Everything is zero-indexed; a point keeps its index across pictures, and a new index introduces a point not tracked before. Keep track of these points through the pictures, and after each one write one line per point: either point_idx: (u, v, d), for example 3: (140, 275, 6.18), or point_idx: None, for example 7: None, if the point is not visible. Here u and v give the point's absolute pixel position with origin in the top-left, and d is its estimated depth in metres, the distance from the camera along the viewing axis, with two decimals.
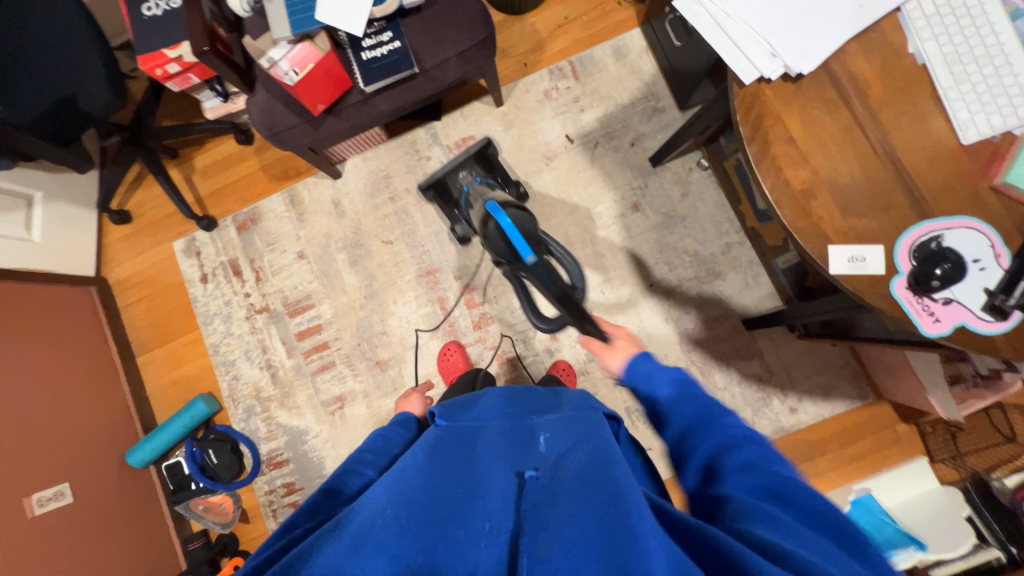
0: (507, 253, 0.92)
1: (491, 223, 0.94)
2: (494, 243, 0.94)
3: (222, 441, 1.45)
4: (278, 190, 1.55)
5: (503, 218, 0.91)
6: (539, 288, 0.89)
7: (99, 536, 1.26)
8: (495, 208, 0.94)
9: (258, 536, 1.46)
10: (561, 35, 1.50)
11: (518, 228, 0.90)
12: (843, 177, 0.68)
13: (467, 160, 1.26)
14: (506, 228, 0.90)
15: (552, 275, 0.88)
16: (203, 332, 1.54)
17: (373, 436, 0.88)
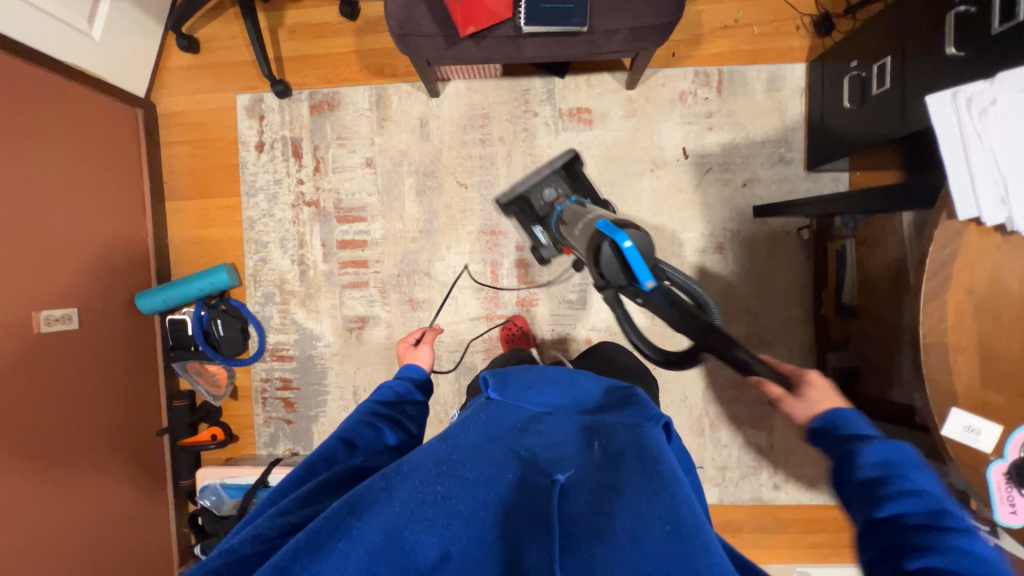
0: (623, 277, 0.78)
1: (606, 245, 0.77)
2: (608, 267, 0.77)
3: (233, 315, 1.42)
4: (366, 83, 1.41)
5: (627, 243, 0.75)
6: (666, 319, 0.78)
7: (93, 367, 1.25)
8: (608, 228, 0.78)
9: (241, 416, 1.48)
10: (723, 38, 1.36)
11: (640, 251, 0.76)
12: (1000, 347, 0.66)
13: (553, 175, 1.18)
14: (629, 255, 0.75)
15: (679, 306, 0.76)
16: (243, 202, 1.45)
17: (385, 388, 0.92)
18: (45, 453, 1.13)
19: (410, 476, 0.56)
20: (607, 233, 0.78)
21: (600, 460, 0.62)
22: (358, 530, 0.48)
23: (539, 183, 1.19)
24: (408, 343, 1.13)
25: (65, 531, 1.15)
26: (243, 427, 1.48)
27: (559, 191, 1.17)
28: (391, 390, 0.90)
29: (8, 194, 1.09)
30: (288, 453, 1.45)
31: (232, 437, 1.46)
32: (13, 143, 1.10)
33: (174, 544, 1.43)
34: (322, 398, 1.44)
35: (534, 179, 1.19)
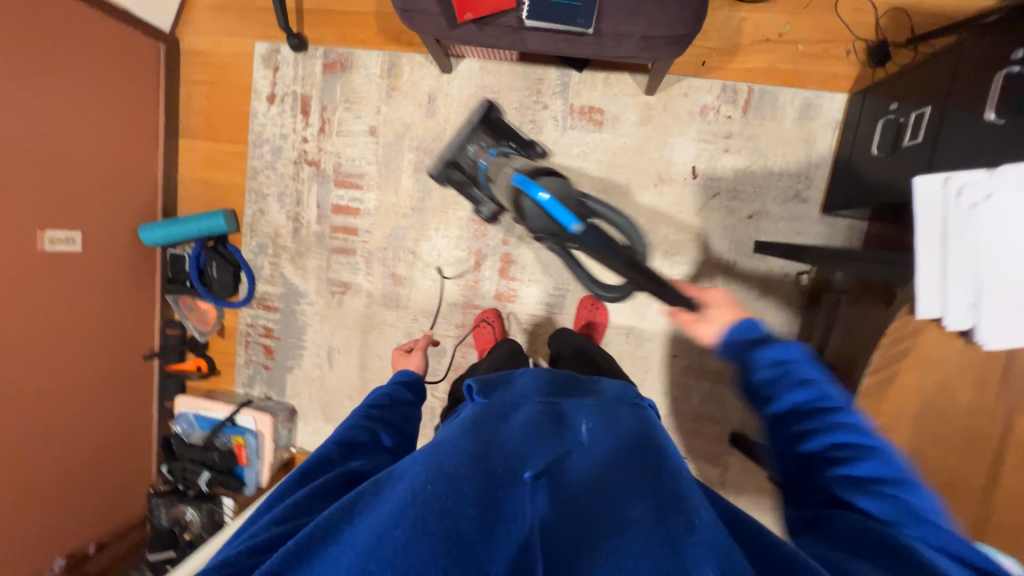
0: (552, 225, 0.81)
1: (525, 200, 0.82)
2: (534, 220, 0.83)
3: (227, 260, 1.48)
4: (381, 49, 1.38)
5: (542, 195, 0.80)
6: (598, 257, 0.83)
7: (94, 288, 1.34)
8: (524, 183, 0.82)
9: (225, 354, 1.57)
10: (762, 52, 1.24)
11: (559, 200, 0.80)
12: None
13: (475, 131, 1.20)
14: (547, 206, 0.79)
15: (606, 242, 0.81)
16: (250, 151, 1.48)
17: (376, 392, 0.84)
18: (41, 359, 1.23)
19: (400, 480, 0.57)
20: (524, 188, 0.82)
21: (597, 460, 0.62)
22: (346, 541, 0.50)
23: (463, 141, 1.19)
24: (401, 351, 1.21)
25: (54, 430, 1.26)
26: (226, 365, 1.57)
27: (481, 145, 1.17)
28: (382, 392, 0.85)
29: (24, 115, 1.14)
30: (262, 396, 1.55)
31: (215, 372, 1.57)
32: (35, 66, 1.14)
33: (154, 458, 1.56)
34: (298, 352, 1.51)
35: (458, 140, 1.19)
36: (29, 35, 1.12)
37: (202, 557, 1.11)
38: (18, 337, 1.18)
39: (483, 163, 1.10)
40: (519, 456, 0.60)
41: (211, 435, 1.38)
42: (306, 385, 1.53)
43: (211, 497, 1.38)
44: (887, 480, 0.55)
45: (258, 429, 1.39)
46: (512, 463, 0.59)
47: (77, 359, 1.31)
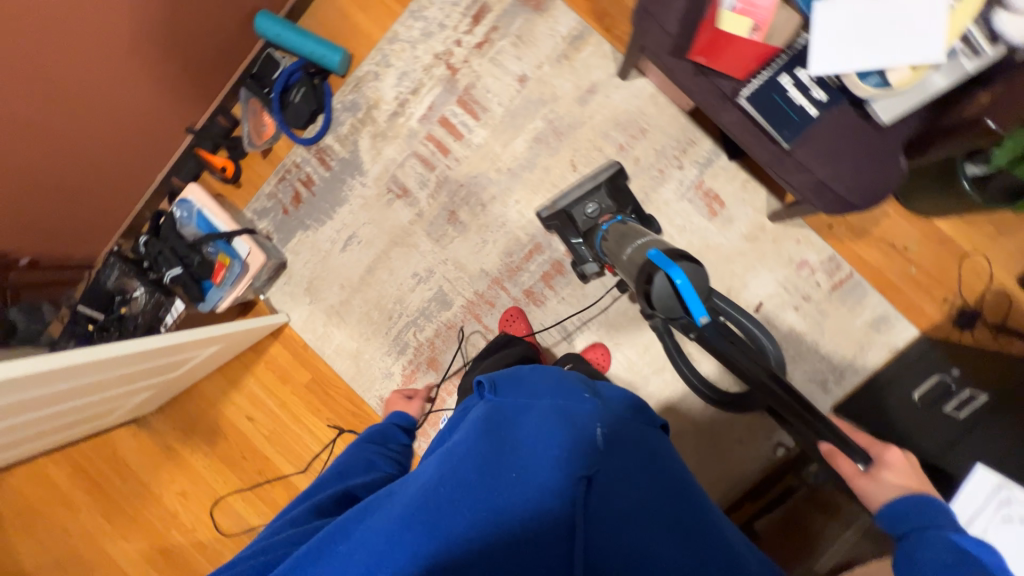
0: (678, 308, 0.83)
1: (659, 278, 0.83)
2: (663, 300, 0.84)
3: (315, 95, 1.42)
4: (579, 15, 1.33)
5: (680, 281, 0.81)
6: (717, 350, 0.84)
7: (184, 34, 1.25)
8: (662, 261, 0.83)
9: (255, 174, 1.50)
10: (881, 250, 1.28)
11: (695, 286, 0.82)
12: None
13: (597, 189, 1.22)
14: (682, 290, 0.81)
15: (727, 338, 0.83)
16: (403, 16, 1.41)
17: (376, 427, 0.86)
18: (94, 68, 1.13)
19: (413, 480, 0.61)
20: (661, 265, 0.84)
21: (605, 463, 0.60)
22: (360, 534, 0.55)
23: (583, 197, 1.22)
24: (402, 394, 1.23)
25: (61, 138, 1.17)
26: (249, 183, 1.51)
27: (601, 208, 1.21)
28: (374, 426, 0.87)
29: None
30: (264, 233, 1.49)
31: (235, 183, 1.50)
32: None
33: (131, 216, 1.50)
34: (324, 218, 1.47)
35: (578, 193, 1.22)
36: None
37: (151, 344, 1.09)
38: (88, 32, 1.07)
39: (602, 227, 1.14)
40: (526, 454, 0.59)
41: (203, 239, 1.31)
42: (310, 250, 1.48)
43: (167, 292, 1.31)
44: None
45: (247, 261, 1.34)
46: (521, 462, 0.58)
47: (126, 88, 1.22)
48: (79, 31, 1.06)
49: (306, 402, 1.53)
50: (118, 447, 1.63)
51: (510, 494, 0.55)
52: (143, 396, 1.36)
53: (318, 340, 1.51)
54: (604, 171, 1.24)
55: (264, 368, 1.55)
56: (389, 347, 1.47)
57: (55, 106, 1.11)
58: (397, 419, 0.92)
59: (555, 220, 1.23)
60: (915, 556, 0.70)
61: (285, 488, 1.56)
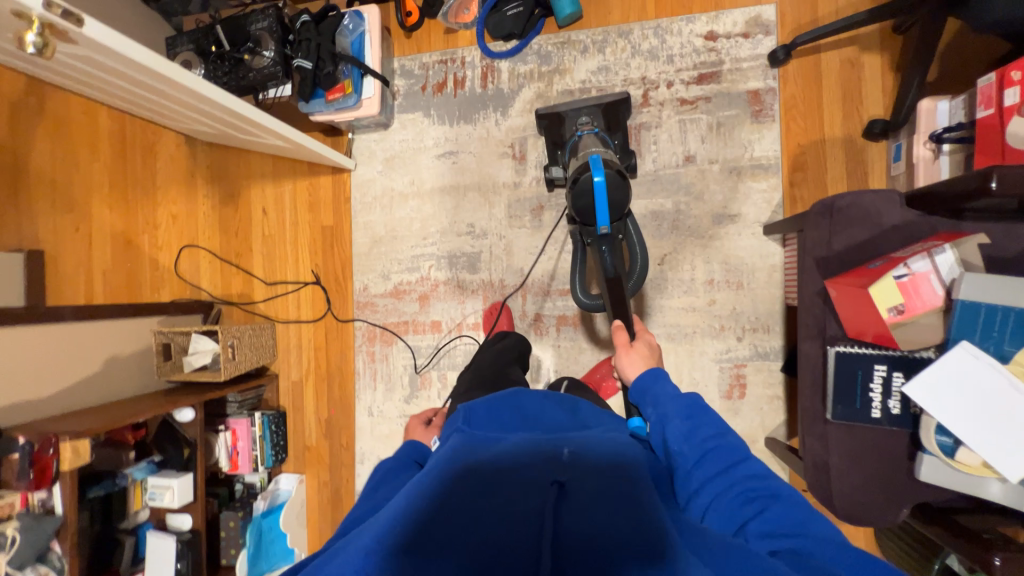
0: (588, 214, 1.02)
1: (586, 178, 0.99)
2: (582, 194, 1.00)
3: (525, 23, 1.39)
4: (780, 153, 1.27)
5: (599, 180, 0.98)
6: (604, 261, 1.06)
7: None
8: (594, 163, 0.99)
9: (428, 40, 1.50)
10: None
11: (608, 193, 1.00)
12: None
13: (593, 108, 1.24)
14: (597, 192, 0.98)
15: (613, 255, 1.05)
16: (648, 23, 1.35)
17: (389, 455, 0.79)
18: None
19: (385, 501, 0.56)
20: (590, 166, 0.99)
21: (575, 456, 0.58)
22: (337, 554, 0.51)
23: (579, 109, 1.25)
24: (423, 420, 1.10)
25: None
26: (416, 42, 1.50)
27: (592, 121, 1.24)
28: (386, 465, 0.76)
29: None
30: (393, 90, 1.51)
31: (407, 32, 1.50)
32: None
33: None
34: (445, 121, 1.47)
35: (577, 104, 1.26)
36: None
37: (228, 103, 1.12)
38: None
39: (580, 134, 1.20)
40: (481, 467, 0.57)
41: (347, 58, 1.32)
42: (413, 133, 1.50)
43: (287, 71, 1.33)
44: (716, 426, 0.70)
45: (363, 102, 1.36)
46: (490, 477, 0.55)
47: None
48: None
49: (312, 237, 1.60)
50: (158, 144, 1.74)
51: (485, 506, 0.53)
52: (204, 127, 1.42)
53: (360, 203, 1.55)
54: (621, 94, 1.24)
55: (305, 186, 1.60)
56: (404, 259, 1.51)
57: None
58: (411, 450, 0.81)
59: (544, 116, 1.27)
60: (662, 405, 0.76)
61: (244, 282, 1.66)
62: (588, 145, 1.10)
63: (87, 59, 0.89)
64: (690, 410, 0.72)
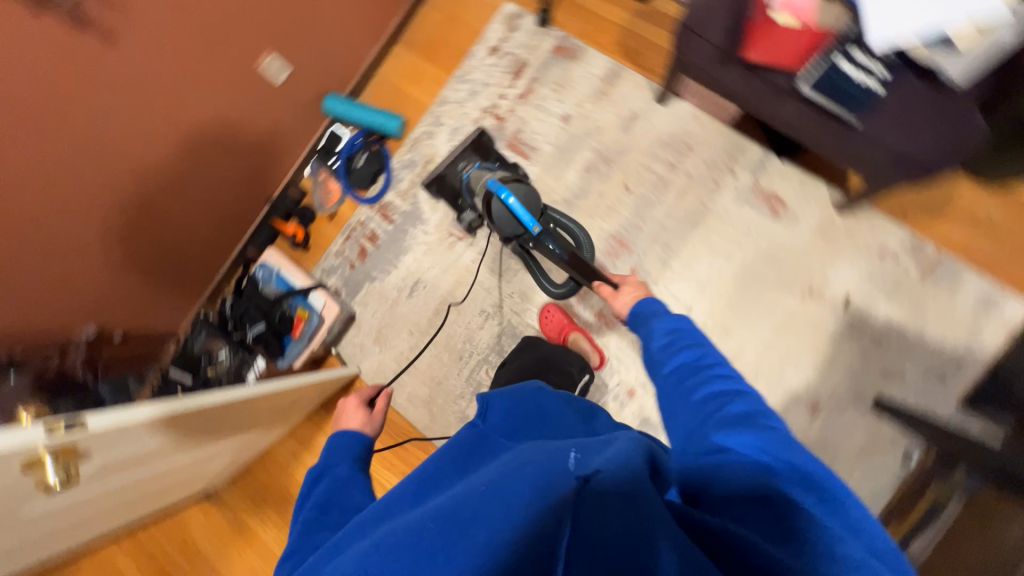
0: (516, 225, 1.28)
1: (498, 204, 1.27)
2: (501, 218, 1.28)
3: (376, 159, 1.55)
4: (611, 58, 1.46)
5: (508, 200, 1.25)
6: (555, 253, 1.28)
7: (268, 116, 1.41)
8: (495, 188, 1.27)
9: (324, 236, 1.60)
10: (963, 228, 1.22)
11: (518, 205, 1.26)
12: None
13: (465, 151, 1.46)
14: (512, 208, 1.25)
15: (555, 242, 1.28)
16: (450, 82, 1.57)
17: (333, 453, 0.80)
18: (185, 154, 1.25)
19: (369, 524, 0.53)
20: (495, 193, 1.27)
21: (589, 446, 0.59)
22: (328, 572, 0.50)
23: (455, 159, 1.46)
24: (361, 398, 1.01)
25: (149, 209, 1.24)
26: (318, 246, 1.60)
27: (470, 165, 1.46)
28: (340, 477, 0.74)
29: None
30: (333, 289, 1.55)
31: (305, 246, 1.60)
32: None
33: (208, 287, 1.57)
34: (389, 268, 1.52)
35: (449, 159, 1.47)
36: None
37: (260, 389, 1.08)
38: (183, 107, 1.18)
39: (466, 176, 1.41)
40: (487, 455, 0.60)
41: (283, 296, 1.38)
42: (377, 300, 1.52)
43: (249, 349, 1.36)
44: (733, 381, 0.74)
45: (323, 313, 1.39)
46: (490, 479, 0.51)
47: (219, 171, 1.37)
48: (173, 107, 1.16)
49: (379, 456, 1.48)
50: (182, 530, 1.48)
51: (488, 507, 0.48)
52: (224, 463, 1.28)
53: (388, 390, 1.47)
54: (478, 130, 1.46)
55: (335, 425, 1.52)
56: (462, 388, 1.44)
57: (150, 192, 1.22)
58: (349, 450, 0.81)
59: (434, 185, 1.48)
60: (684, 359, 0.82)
61: None
62: (482, 175, 1.34)
63: (118, 472, 0.85)
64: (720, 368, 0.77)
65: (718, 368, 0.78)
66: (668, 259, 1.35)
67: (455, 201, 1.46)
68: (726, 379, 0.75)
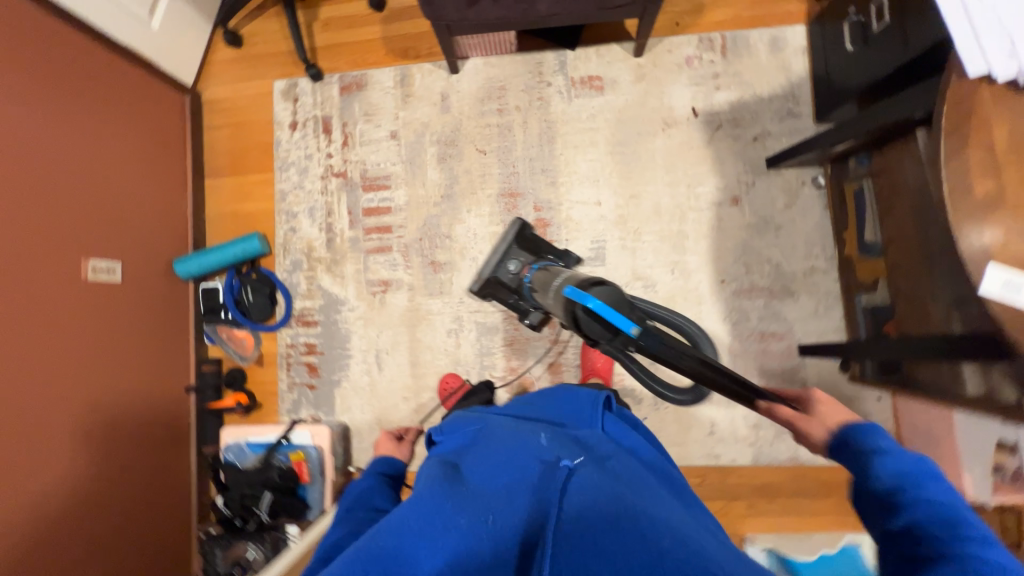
0: (610, 332, 0.79)
1: (580, 311, 0.81)
2: (591, 329, 0.81)
3: (262, 283, 1.47)
4: (391, 65, 1.53)
5: (591, 300, 0.80)
6: (664, 357, 0.76)
7: (128, 317, 1.30)
8: (577, 293, 0.83)
9: (266, 382, 1.49)
10: (724, 7, 1.44)
11: (610, 307, 0.79)
12: (997, 219, 0.73)
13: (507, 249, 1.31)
14: (598, 311, 0.78)
15: (667, 344, 0.75)
16: (276, 176, 1.55)
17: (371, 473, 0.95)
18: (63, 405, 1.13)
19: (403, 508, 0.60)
20: (576, 299, 0.83)
21: (591, 465, 0.63)
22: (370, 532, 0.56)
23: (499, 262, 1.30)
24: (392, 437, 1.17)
25: (77, 481, 1.13)
26: (267, 395, 1.49)
27: (521, 261, 1.27)
28: (363, 488, 0.86)
29: (81, 155, 1.22)
30: (311, 419, 1.45)
31: (256, 404, 1.48)
32: (92, 122, 1.25)
33: (193, 513, 1.44)
34: (344, 361, 1.46)
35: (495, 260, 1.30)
36: (85, 91, 1.24)
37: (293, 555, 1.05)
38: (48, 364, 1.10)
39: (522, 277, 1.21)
40: (497, 465, 0.64)
41: (268, 457, 1.28)
42: (356, 396, 1.45)
43: (273, 526, 1.26)
44: (914, 473, 0.62)
45: (317, 442, 1.30)
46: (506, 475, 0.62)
47: (114, 397, 1.24)
48: (31, 372, 1.07)
49: None
50: None
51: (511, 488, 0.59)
52: None
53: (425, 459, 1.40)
54: (519, 219, 1.33)
55: None
56: None
57: (51, 462, 1.09)
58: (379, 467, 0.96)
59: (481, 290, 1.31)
60: (862, 454, 0.68)
61: None
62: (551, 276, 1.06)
63: None
64: (914, 462, 0.63)
65: (975, 544, 0.52)
66: (555, 178, 1.44)
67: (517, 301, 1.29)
68: (919, 479, 0.61)
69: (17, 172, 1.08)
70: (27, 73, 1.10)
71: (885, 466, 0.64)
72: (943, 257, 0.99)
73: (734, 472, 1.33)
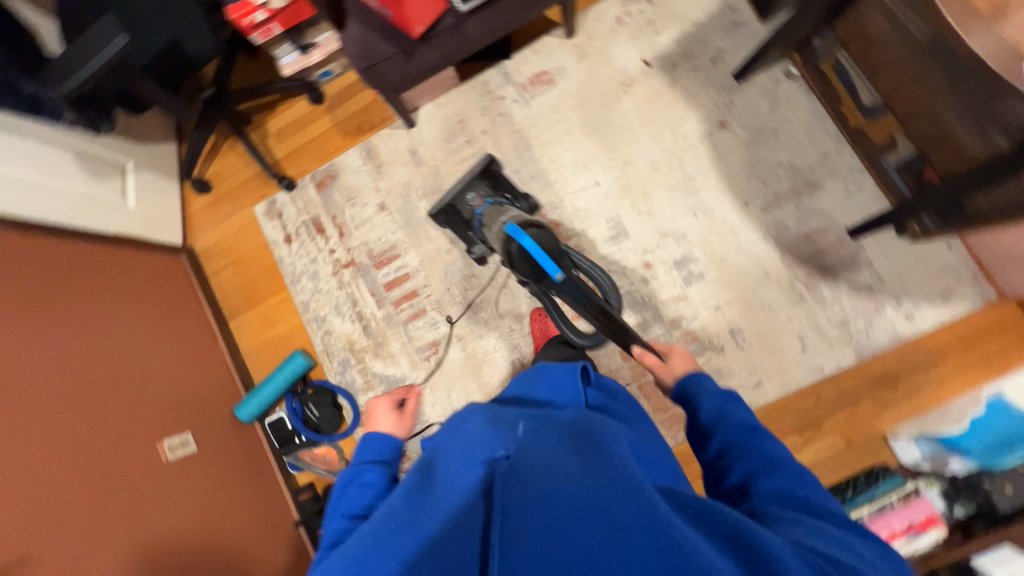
0: (536, 271, 0.95)
1: (513, 247, 0.95)
2: (519, 264, 0.96)
3: (321, 394, 1.47)
4: (352, 146, 1.56)
5: (524, 243, 0.93)
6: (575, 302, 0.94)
7: (216, 479, 1.30)
8: (515, 231, 0.95)
9: None
10: None
11: (543, 249, 0.93)
12: None
13: (473, 180, 1.24)
14: (533, 254, 0.92)
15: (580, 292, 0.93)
16: (291, 291, 1.56)
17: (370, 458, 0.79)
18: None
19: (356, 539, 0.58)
20: (514, 235, 0.94)
21: (538, 451, 0.55)
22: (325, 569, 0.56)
23: (462, 189, 1.24)
24: (393, 403, 0.92)
25: None
26: None
27: (479, 193, 1.25)
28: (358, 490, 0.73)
29: (115, 350, 1.25)
30: None
31: None
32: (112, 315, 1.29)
33: None
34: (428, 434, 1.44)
35: (456, 187, 1.25)
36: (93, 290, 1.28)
37: None
38: (173, 544, 1.12)
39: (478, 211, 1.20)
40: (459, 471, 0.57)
41: None
42: None
43: None
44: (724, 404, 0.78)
45: None
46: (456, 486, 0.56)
47: (234, 555, 1.24)
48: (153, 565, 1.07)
49: None
50: None
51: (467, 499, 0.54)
52: None
53: None
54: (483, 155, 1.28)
55: None
56: None
57: None
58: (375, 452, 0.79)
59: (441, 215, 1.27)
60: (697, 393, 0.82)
61: None
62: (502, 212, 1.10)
63: None
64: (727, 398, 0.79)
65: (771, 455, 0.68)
66: (547, 178, 1.44)
67: (465, 233, 1.30)
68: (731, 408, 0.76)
69: (69, 390, 1.11)
70: (41, 297, 1.15)
71: (710, 401, 0.78)
72: (947, 81, 0.94)
73: (845, 376, 1.28)
